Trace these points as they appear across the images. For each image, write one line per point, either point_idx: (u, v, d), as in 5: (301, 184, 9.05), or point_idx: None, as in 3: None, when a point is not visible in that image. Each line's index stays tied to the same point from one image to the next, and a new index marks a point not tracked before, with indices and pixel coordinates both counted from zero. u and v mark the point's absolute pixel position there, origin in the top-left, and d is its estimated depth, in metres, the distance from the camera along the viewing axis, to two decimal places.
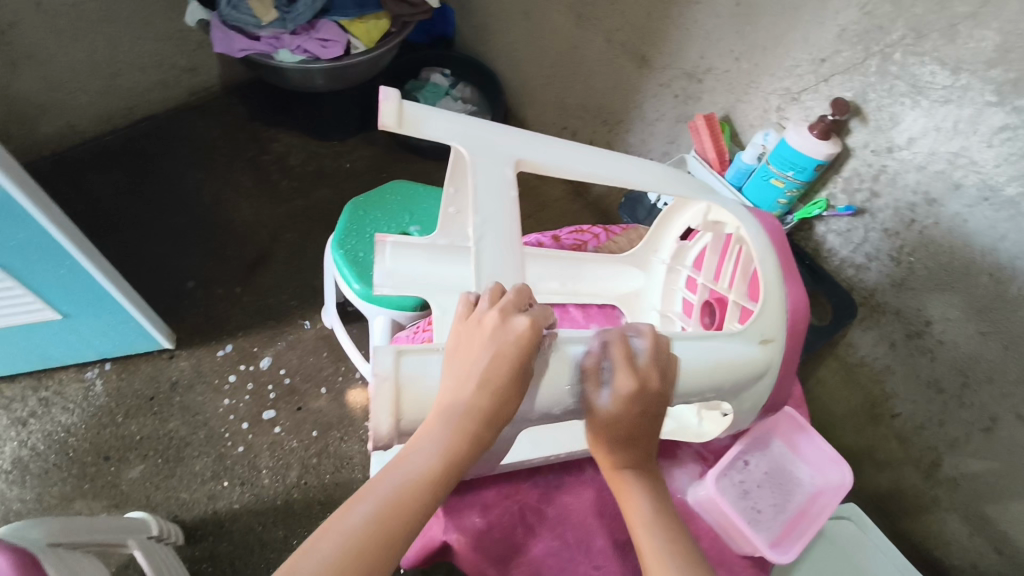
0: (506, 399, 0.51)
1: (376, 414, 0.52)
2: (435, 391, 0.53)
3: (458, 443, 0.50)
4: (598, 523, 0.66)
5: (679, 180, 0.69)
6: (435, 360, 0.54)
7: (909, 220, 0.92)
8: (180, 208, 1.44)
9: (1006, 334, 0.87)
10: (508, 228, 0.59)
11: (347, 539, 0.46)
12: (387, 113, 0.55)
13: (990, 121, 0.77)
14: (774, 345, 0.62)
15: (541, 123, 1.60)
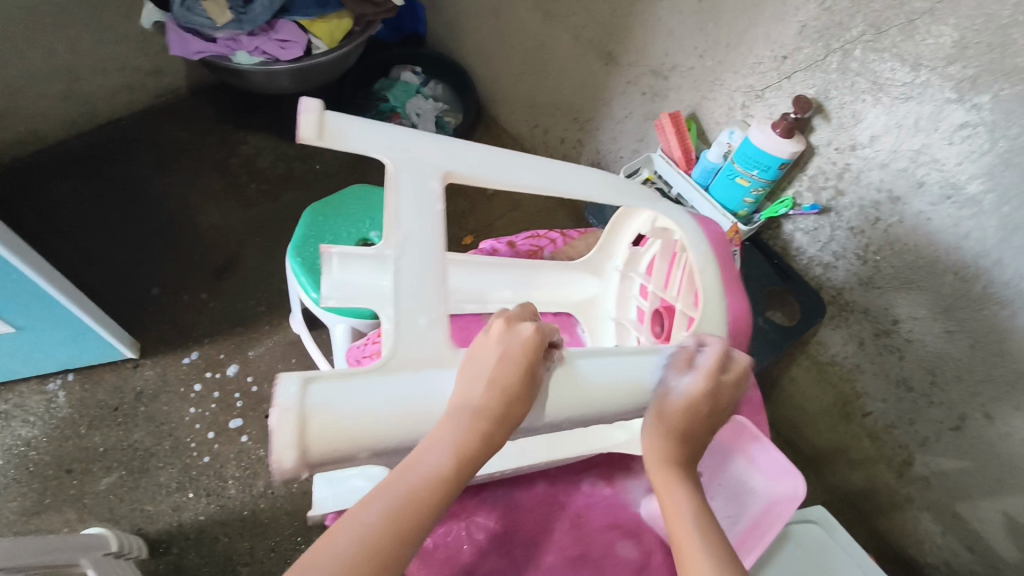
0: (519, 398, 0.47)
1: (279, 451, 0.39)
2: (368, 423, 0.41)
3: (473, 442, 0.44)
4: (548, 539, 0.65)
5: (631, 189, 0.65)
6: (370, 382, 0.43)
7: (874, 218, 0.90)
8: (145, 214, 1.42)
9: (972, 333, 0.86)
10: (434, 247, 0.49)
11: (362, 538, 0.41)
12: (303, 123, 0.48)
13: (951, 118, 0.76)
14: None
15: (515, 121, 1.58)
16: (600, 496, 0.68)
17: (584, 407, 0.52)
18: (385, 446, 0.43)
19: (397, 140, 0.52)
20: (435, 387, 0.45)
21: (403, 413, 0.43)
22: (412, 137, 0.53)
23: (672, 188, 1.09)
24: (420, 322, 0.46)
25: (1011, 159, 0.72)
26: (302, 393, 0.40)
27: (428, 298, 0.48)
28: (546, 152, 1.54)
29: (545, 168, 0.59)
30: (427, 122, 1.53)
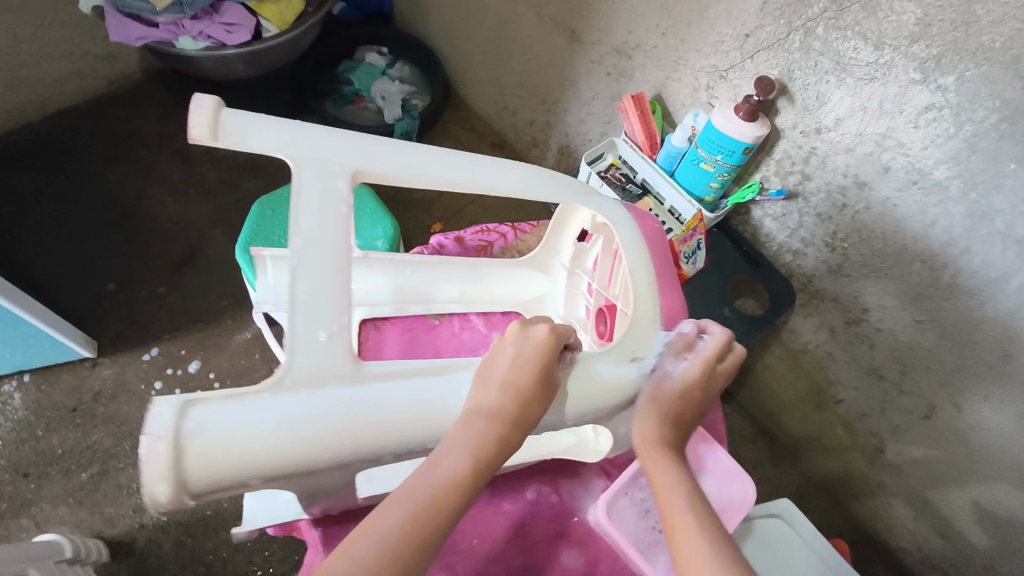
0: (538, 402, 0.48)
1: (147, 482, 0.35)
2: (255, 443, 0.38)
3: (490, 446, 0.45)
4: (492, 550, 0.62)
5: (563, 183, 0.63)
6: (259, 400, 0.39)
7: (841, 205, 0.87)
8: (102, 207, 1.37)
9: (941, 322, 0.83)
10: (337, 252, 0.45)
11: (383, 540, 0.40)
12: (194, 122, 0.45)
13: (915, 100, 0.72)
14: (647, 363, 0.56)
15: (484, 102, 1.52)
16: (545, 503, 0.65)
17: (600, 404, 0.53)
18: (278, 470, 0.39)
19: (298, 140, 0.49)
20: (335, 402, 0.41)
21: (297, 433, 0.39)
22: (319, 136, 0.50)
23: (637, 174, 1.05)
24: (320, 335, 0.43)
25: (977, 143, 0.69)
26: (178, 417, 0.37)
27: (327, 308, 0.44)
28: (516, 135, 1.50)
29: (465, 163, 0.56)
30: (392, 105, 1.47)
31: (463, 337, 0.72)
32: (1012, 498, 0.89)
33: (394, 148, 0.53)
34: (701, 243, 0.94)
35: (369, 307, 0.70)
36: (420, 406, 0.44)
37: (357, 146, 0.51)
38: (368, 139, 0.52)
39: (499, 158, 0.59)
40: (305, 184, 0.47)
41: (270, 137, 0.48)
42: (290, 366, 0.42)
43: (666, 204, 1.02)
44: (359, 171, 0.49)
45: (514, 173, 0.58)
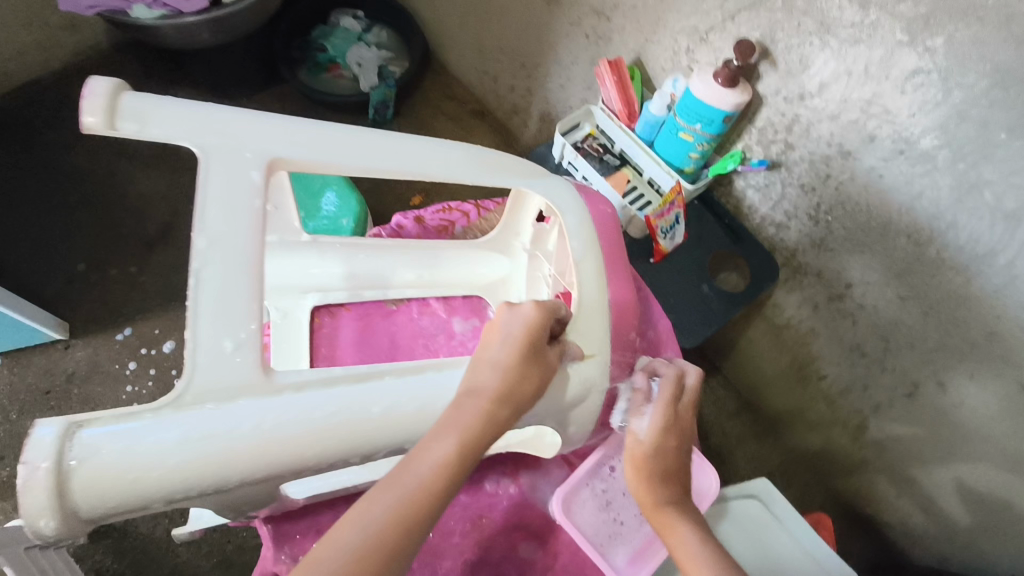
0: (525, 380, 0.49)
1: (27, 511, 0.36)
2: (149, 463, 0.38)
3: (477, 431, 0.46)
4: (453, 543, 0.63)
5: (510, 164, 0.64)
6: (153, 421, 0.39)
7: (824, 175, 0.82)
8: (70, 184, 1.33)
9: (926, 299, 0.80)
10: (248, 257, 0.45)
11: (372, 530, 0.41)
12: (87, 108, 0.45)
13: (902, 64, 0.67)
14: (595, 362, 0.57)
15: (464, 67, 1.46)
16: (503, 495, 0.67)
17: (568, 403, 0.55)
18: (176, 491, 0.39)
19: (200, 125, 0.48)
20: (243, 417, 0.41)
21: (195, 455, 0.39)
22: (236, 122, 0.49)
23: (615, 144, 1.00)
24: (225, 345, 0.42)
25: (966, 111, 0.65)
26: (62, 441, 0.37)
27: (236, 312, 0.43)
28: (497, 101, 1.43)
29: (397, 144, 0.58)
30: (368, 72, 1.41)
31: (421, 321, 0.74)
32: (994, 477, 0.87)
33: (314, 130, 0.54)
34: (679, 218, 0.90)
35: (323, 291, 0.72)
36: (351, 414, 0.44)
37: (273, 131, 0.51)
38: (281, 121, 0.52)
39: (436, 139, 0.60)
40: (213, 173, 0.47)
41: (173, 122, 0.48)
42: (191, 380, 0.41)
43: (645, 174, 0.98)
44: (274, 159, 0.50)
45: (452, 156, 0.60)
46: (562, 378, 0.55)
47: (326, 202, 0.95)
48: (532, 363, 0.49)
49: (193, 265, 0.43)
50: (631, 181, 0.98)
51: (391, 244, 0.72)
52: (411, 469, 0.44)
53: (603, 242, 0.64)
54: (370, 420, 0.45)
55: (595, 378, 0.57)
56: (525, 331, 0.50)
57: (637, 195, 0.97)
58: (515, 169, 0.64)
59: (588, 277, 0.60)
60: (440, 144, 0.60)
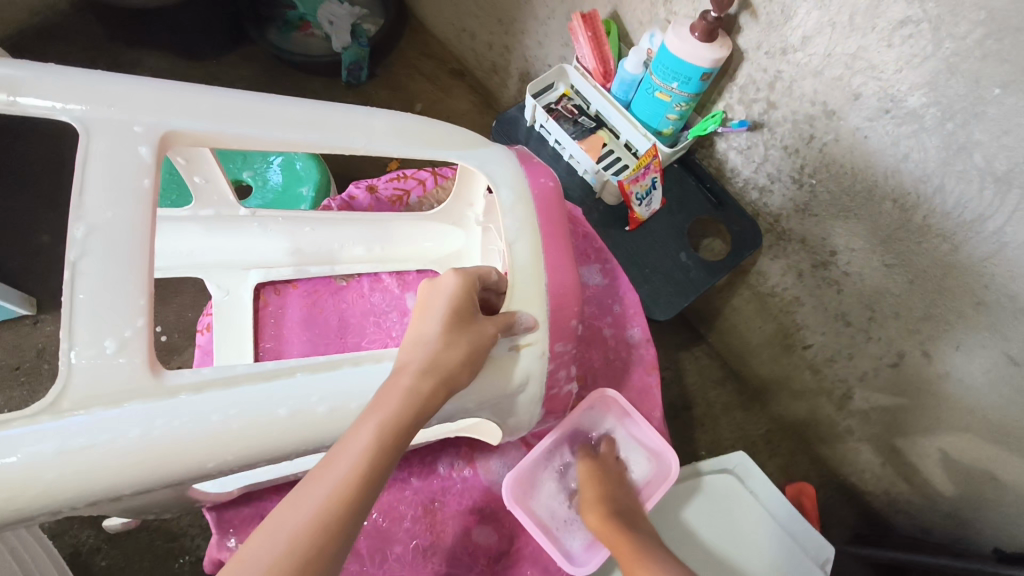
0: (449, 350, 0.49)
1: None
2: (24, 470, 0.40)
3: (402, 408, 0.46)
4: (401, 528, 0.66)
5: (440, 132, 0.61)
6: (28, 426, 0.41)
7: (808, 136, 0.77)
8: (32, 153, 1.29)
9: (912, 267, 0.75)
10: (133, 254, 0.45)
11: (292, 536, 0.39)
12: None
13: (889, 13, 0.61)
14: (533, 349, 0.56)
15: (441, 23, 1.38)
16: (457, 478, 0.70)
17: (503, 383, 0.55)
18: (56, 498, 0.41)
19: (98, 102, 0.48)
20: (130, 422, 0.42)
21: (74, 462, 0.41)
22: (124, 91, 0.49)
23: (590, 105, 0.95)
24: (108, 346, 0.43)
25: (957, 65, 0.59)
26: None
27: (119, 311, 0.43)
28: (476, 59, 1.36)
29: (315, 112, 0.56)
30: (340, 31, 1.34)
31: (373, 298, 0.75)
32: (980, 449, 0.84)
33: (217, 101, 0.53)
34: (655, 182, 0.86)
35: (267, 268, 0.71)
36: (254, 413, 0.46)
37: (171, 106, 0.50)
38: (177, 93, 0.51)
39: (359, 108, 0.59)
40: (95, 151, 0.46)
41: (48, 90, 0.48)
42: (69, 383, 0.42)
43: (621, 137, 0.93)
44: (169, 132, 0.49)
45: (374, 124, 0.59)
46: (494, 367, 0.55)
47: (276, 161, 0.93)
48: (460, 332, 0.50)
49: (72, 256, 0.43)
50: (607, 145, 0.94)
51: (335, 217, 0.71)
52: (334, 463, 0.43)
53: (542, 219, 0.61)
54: (273, 422, 0.46)
55: (533, 367, 0.56)
56: (450, 302, 0.52)
57: (613, 159, 0.93)
58: (449, 136, 0.62)
59: (523, 259, 0.58)
60: (363, 111, 0.59)
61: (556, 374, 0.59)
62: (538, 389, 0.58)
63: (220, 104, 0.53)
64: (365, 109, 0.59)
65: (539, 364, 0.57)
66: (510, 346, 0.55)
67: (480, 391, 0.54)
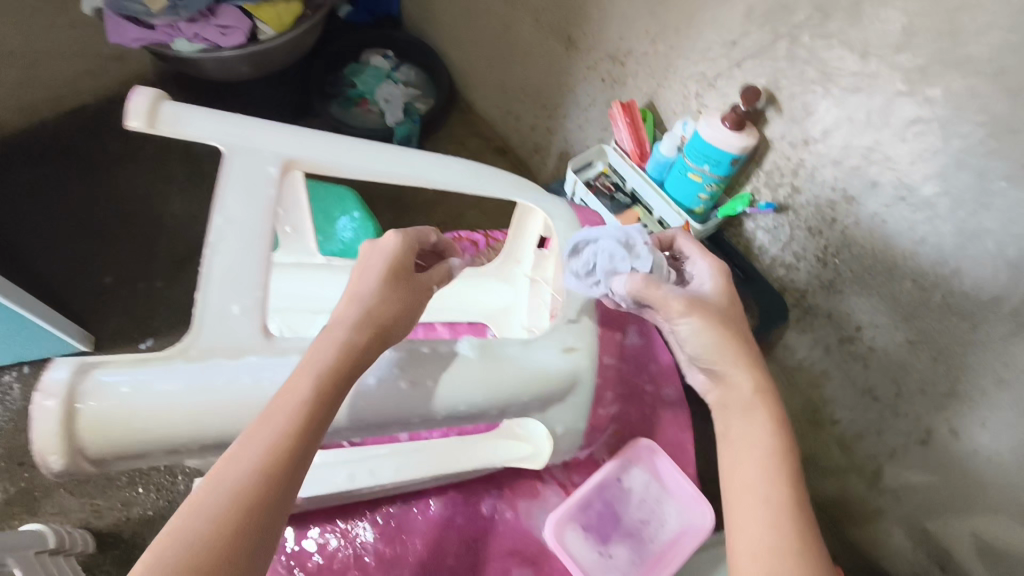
0: (382, 308, 0.51)
1: (39, 441, 0.42)
2: (152, 409, 0.45)
3: (331, 369, 0.46)
4: (445, 565, 0.69)
5: (502, 178, 0.70)
6: (158, 372, 0.46)
7: (831, 219, 0.83)
8: (107, 205, 1.41)
9: (934, 344, 0.79)
10: (257, 240, 0.54)
11: (237, 486, 0.39)
12: (133, 112, 0.54)
13: (901, 113, 0.69)
14: (581, 354, 0.60)
15: (488, 106, 1.51)
16: (500, 519, 0.72)
17: (557, 383, 0.58)
18: (175, 439, 0.46)
19: (236, 133, 0.57)
20: (243, 371, 0.48)
21: (197, 402, 0.46)
22: (256, 127, 0.59)
23: (626, 182, 1.03)
24: (234, 308, 0.51)
25: (965, 159, 0.66)
26: (76, 378, 0.44)
27: (244, 283, 0.52)
28: (519, 139, 1.48)
29: (403, 153, 0.66)
30: (394, 108, 1.47)
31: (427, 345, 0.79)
32: (1013, 533, 0.83)
33: (326, 139, 0.62)
34: None
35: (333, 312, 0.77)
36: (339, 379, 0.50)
37: (292, 137, 0.60)
38: (297, 131, 0.61)
39: (439, 155, 0.67)
40: (235, 165, 0.56)
41: (200, 123, 0.57)
42: (197, 338, 0.49)
43: (656, 214, 1.00)
44: (290, 159, 0.58)
45: (451, 169, 0.67)
46: (555, 367, 0.58)
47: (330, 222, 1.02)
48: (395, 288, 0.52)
49: (212, 237, 0.52)
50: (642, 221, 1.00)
51: None
52: (277, 406, 0.43)
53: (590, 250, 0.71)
54: (361, 390, 0.50)
55: (583, 370, 0.60)
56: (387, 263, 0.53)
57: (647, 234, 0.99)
58: (507, 181, 0.70)
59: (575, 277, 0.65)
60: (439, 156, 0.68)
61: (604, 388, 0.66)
62: (587, 391, 0.60)
63: (326, 140, 0.62)
64: (448, 158, 0.68)
65: (588, 367, 0.60)
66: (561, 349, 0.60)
67: (536, 383, 0.57)
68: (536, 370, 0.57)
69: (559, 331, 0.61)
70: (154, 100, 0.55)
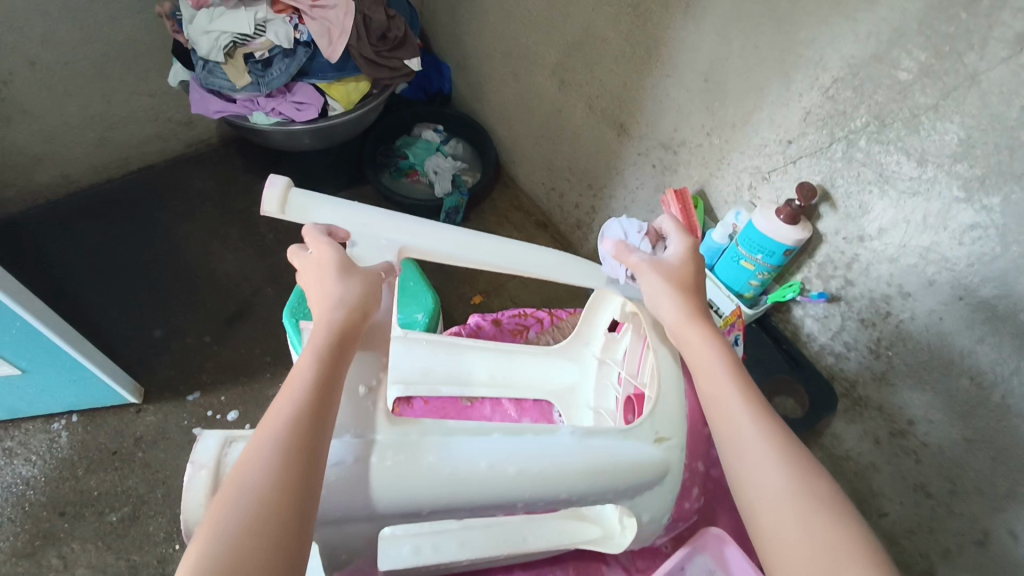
0: (367, 302, 0.54)
1: (188, 505, 0.45)
2: None
3: (328, 351, 0.50)
4: None
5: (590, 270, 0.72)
6: None
7: (885, 312, 0.85)
8: (166, 260, 1.47)
9: (993, 444, 0.78)
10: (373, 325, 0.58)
11: (270, 460, 0.42)
12: (267, 198, 0.57)
13: (959, 217, 0.72)
14: (671, 445, 0.59)
15: (533, 182, 1.59)
16: None
17: (647, 474, 0.57)
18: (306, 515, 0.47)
19: (358, 223, 0.62)
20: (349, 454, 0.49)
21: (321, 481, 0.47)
22: (373, 214, 0.63)
23: None
24: (360, 390, 0.52)
25: None
26: (219, 449, 0.47)
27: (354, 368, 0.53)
28: (561, 215, 1.55)
29: (504, 246, 0.68)
30: (443, 179, 1.54)
31: (494, 419, 0.79)
32: None
33: (437, 229, 0.66)
34: (739, 339, 0.92)
35: (406, 382, 0.78)
36: (459, 464, 0.50)
37: (408, 228, 0.64)
38: (412, 221, 0.65)
39: (532, 244, 0.70)
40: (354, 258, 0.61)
41: (327, 213, 0.61)
42: None
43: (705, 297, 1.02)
44: (405, 248, 0.63)
45: (547, 260, 0.70)
46: (647, 455, 0.57)
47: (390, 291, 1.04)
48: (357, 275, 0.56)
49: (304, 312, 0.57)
50: None
51: (480, 343, 0.81)
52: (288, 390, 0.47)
53: None
54: (475, 472, 0.50)
55: (673, 461, 0.59)
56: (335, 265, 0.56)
57: None
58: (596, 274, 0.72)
59: (667, 372, 0.64)
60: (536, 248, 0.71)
61: (690, 482, 0.64)
62: (676, 483, 0.59)
63: (433, 232, 0.65)
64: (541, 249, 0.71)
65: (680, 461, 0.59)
66: (652, 439, 0.59)
67: (631, 471, 0.56)
68: (632, 457, 0.56)
69: (650, 419, 0.60)
70: (288, 189, 0.59)
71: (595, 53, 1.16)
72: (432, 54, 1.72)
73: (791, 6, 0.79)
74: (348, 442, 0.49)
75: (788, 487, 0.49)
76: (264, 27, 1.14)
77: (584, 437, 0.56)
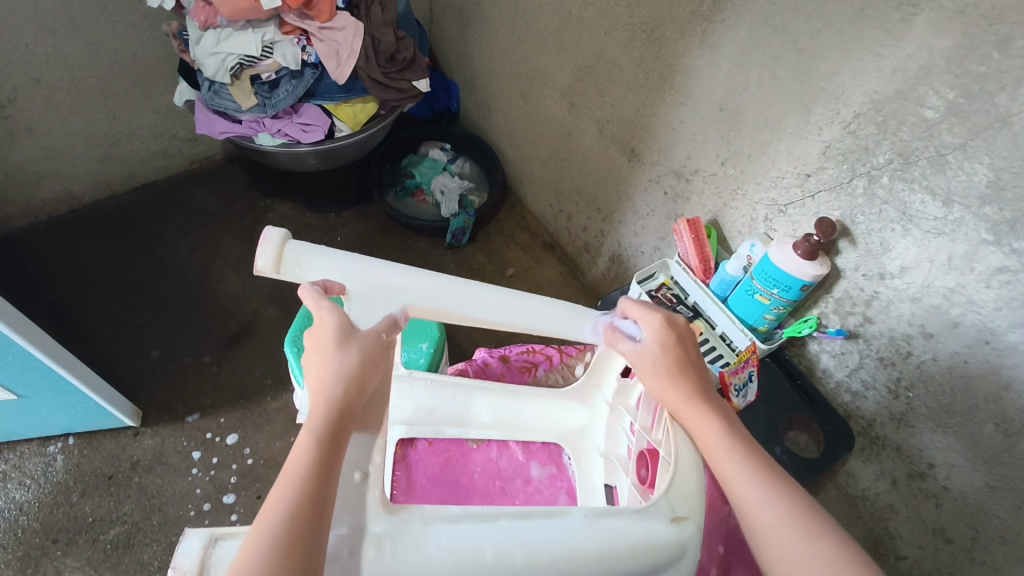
0: (366, 373, 0.53)
1: None
2: None
3: (330, 426, 0.49)
4: None
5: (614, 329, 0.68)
6: None
7: (905, 352, 0.82)
8: (167, 278, 1.45)
9: (1018, 493, 0.74)
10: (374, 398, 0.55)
11: (270, 558, 0.42)
12: (260, 257, 0.55)
13: (986, 260, 0.69)
14: (689, 524, 0.55)
15: (540, 203, 1.57)
16: None
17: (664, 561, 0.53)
18: None
19: (357, 277, 0.59)
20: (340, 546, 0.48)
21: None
22: (374, 270, 0.60)
23: (688, 295, 1.04)
24: (356, 476, 0.51)
25: None
26: (206, 549, 0.45)
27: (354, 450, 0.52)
28: (569, 238, 1.52)
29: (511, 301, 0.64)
30: (450, 200, 1.52)
31: (501, 462, 0.77)
32: None
33: (442, 284, 0.62)
34: (753, 375, 0.89)
35: (408, 423, 0.77)
36: (462, 556, 0.48)
37: (411, 283, 0.60)
38: (417, 275, 0.61)
39: (537, 296, 0.66)
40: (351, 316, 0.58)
41: (323, 268, 0.58)
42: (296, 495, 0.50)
43: (718, 329, 1.00)
44: (407, 307, 0.60)
45: (554, 313, 0.66)
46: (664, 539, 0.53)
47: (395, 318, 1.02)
48: (360, 343, 0.54)
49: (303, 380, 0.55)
50: (703, 334, 1.00)
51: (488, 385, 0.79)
52: (286, 478, 0.46)
53: None
54: (479, 562, 0.48)
55: (691, 541, 0.54)
56: (335, 334, 0.53)
57: (711, 350, 0.99)
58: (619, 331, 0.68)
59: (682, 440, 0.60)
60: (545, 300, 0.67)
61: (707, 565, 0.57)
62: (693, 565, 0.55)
63: (436, 287, 0.61)
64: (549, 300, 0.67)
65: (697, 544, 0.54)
66: (669, 518, 0.55)
67: (645, 557, 0.52)
68: (648, 542, 0.52)
69: (666, 495, 0.56)
70: (282, 248, 0.56)
71: (608, 77, 1.14)
72: (440, 72, 1.71)
73: (812, 40, 0.77)
74: (343, 535, 0.48)
75: (794, 534, 0.48)
76: (271, 49, 1.12)
77: (597, 519, 0.53)
